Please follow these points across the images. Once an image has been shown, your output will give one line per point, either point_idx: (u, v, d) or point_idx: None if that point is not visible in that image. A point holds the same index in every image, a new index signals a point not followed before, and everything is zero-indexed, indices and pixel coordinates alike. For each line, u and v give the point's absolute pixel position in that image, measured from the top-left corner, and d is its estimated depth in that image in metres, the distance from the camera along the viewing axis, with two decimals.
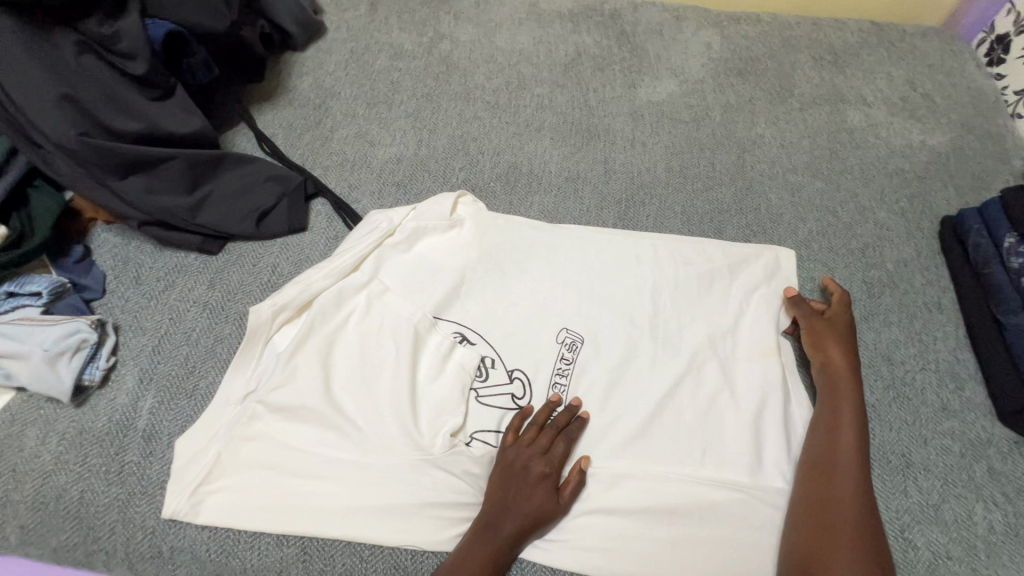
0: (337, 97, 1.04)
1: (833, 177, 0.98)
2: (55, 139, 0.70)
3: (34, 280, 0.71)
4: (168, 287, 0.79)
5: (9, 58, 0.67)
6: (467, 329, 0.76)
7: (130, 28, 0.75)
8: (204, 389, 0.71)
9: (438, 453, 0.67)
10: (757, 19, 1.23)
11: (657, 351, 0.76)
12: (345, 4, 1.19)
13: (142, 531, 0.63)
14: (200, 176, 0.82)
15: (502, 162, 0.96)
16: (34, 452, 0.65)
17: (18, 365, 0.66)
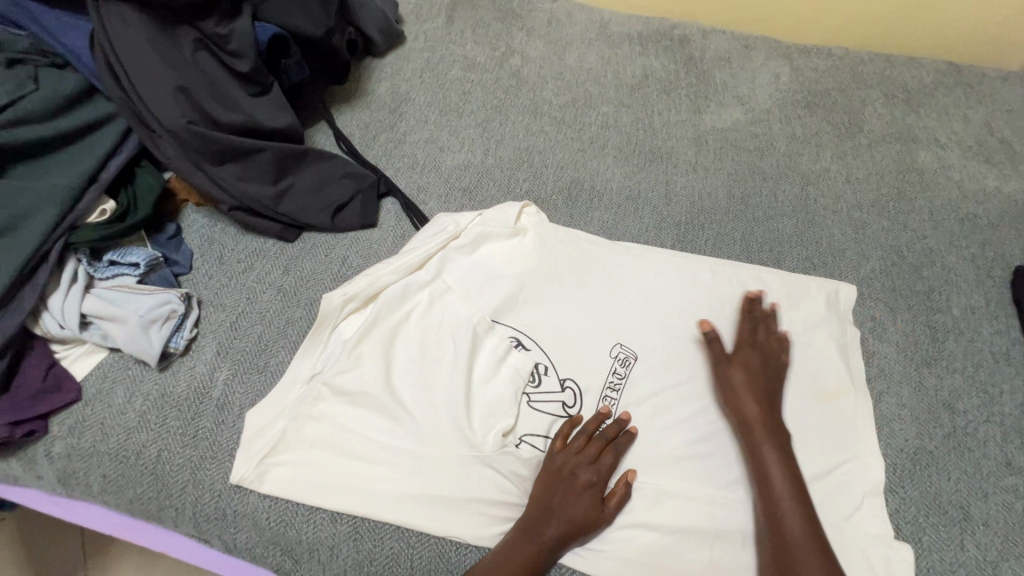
0: (412, 103, 1.09)
1: (900, 216, 0.96)
2: (167, 126, 0.77)
3: (134, 252, 0.78)
4: (247, 268, 0.84)
5: (137, 52, 0.75)
6: (523, 335, 0.79)
7: (241, 28, 0.81)
8: (274, 366, 0.76)
9: (489, 451, 0.69)
10: (829, 53, 1.22)
11: (711, 374, 0.77)
12: (425, 16, 1.25)
13: (210, 493, 0.67)
14: (285, 169, 0.87)
15: (566, 177, 0.99)
16: (121, 409, 0.71)
17: (114, 327, 0.72)
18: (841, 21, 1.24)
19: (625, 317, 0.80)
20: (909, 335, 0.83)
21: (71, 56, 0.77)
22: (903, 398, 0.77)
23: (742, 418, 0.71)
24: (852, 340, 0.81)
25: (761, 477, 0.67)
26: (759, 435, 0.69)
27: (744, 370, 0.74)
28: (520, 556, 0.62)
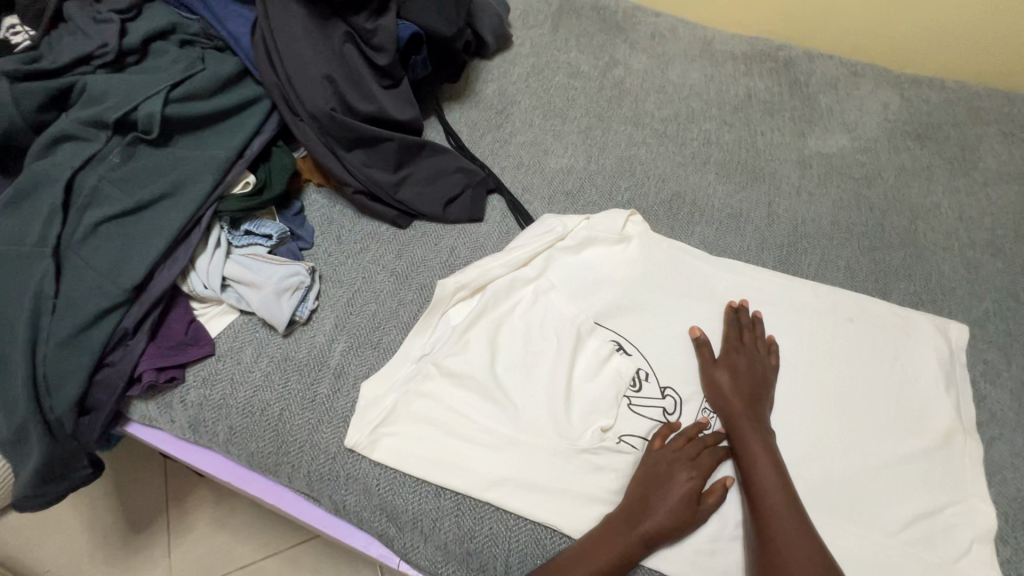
0: (517, 105, 1.12)
1: (1017, 259, 0.92)
2: (312, 111, 0.83)
3: (267, 224, 0.84)
4: (363, 249, 0.89)
5: (295, 41, 0.82)
6: (625, 340, 0.81)
7: (386, 25, 0.85)
8: (386, 343, 0.80)
9: (588, 446, 0.71)
10: (943, 84, 1.18)
11: (813, 398, 0.76)
12: (531, 22, 1.29)
13: (325, 454, 0.72)
14: (404, 159, 0.92)
15: (667, 189, 1.00)
16: (249, 367, 0.77)
17: (249, 292, 0.78)
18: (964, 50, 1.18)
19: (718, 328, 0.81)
20: None
21: (232, 41, 0.84)
22: (1017, 447, 0.74)
23: (726, 415, 0.73)
24: (965, 379, 0.79)
25: (745, 474, 0.68)
26: (746, 433, 0.71)
27: (728, 371, 0.76)
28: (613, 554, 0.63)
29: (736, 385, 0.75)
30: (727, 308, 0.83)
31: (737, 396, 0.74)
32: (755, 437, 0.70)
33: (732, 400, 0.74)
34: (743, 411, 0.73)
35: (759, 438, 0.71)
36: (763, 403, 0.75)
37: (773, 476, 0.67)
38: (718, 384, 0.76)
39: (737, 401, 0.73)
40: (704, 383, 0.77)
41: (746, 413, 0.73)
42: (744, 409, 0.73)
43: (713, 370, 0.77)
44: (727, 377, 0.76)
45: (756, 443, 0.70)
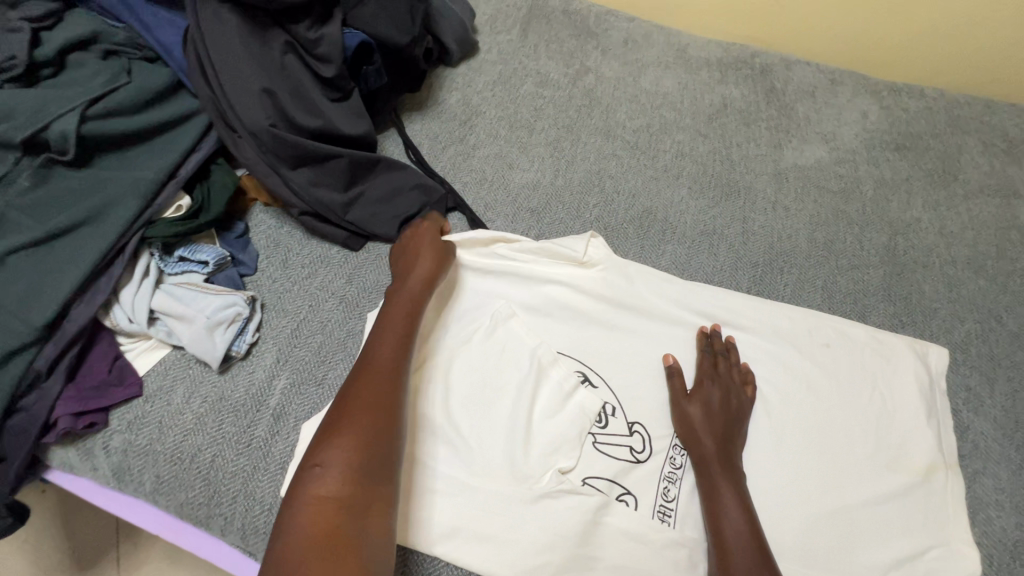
0: (482, 116, 1.07)
1: (999, 277, 0.89)
2: (250, 127, 0.76)
3: (204, 250, 0.77)
4: (311, 274, 0.83)
5: (229, 52, 0.75)
6: (590, 371, 0.75)
7: (331, 34, 0.80)
8: (332, 379, 0.74)
9: (546, 490, 0.65)
10: (922, 92, 1.14)
11: (787, 433, 0.72)
12: (499, 28, 1.23)
13: (261, 505, 0.66)
14: (356, 176, 0.86)
15: (637, 205, 0.95)
16: (179, 409, 0.70)
17: (180, 326, 0.72)
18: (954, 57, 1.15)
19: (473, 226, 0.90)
20: (1008, 411, 0.76)
21: (164, 52, 0.78)
22: (1000, 481, 0.70)
23: (698, 455, 0.69)
24: (947, 409, 0.75)
25: (714, 524, 0.63)
26: (717, 476, 0.66)
27: (700, 406, 0.71)
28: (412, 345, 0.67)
29: (709, 422, 0.70)
30: (699, 332, 0.78)
31: (709, 436, 0.69)
32: (728, 482, 0.66)
33: (705, 438, 0.69)
34: (715, 451, 0.68)
35: (731, 481, 0.66)
36: (735, 442, 0.70)
37: (744, 524, 0.62)
38: (690, 420, 0.71)
39: (708, 440, 0.69)
40: (675, 418, 0.72)
41: (717, 452, 0.68)
42: (716, 446, 0.68)
43: (686, 405, 0.72)
44: (699, 412, 0.71)
45: (728, 488, 0.65)
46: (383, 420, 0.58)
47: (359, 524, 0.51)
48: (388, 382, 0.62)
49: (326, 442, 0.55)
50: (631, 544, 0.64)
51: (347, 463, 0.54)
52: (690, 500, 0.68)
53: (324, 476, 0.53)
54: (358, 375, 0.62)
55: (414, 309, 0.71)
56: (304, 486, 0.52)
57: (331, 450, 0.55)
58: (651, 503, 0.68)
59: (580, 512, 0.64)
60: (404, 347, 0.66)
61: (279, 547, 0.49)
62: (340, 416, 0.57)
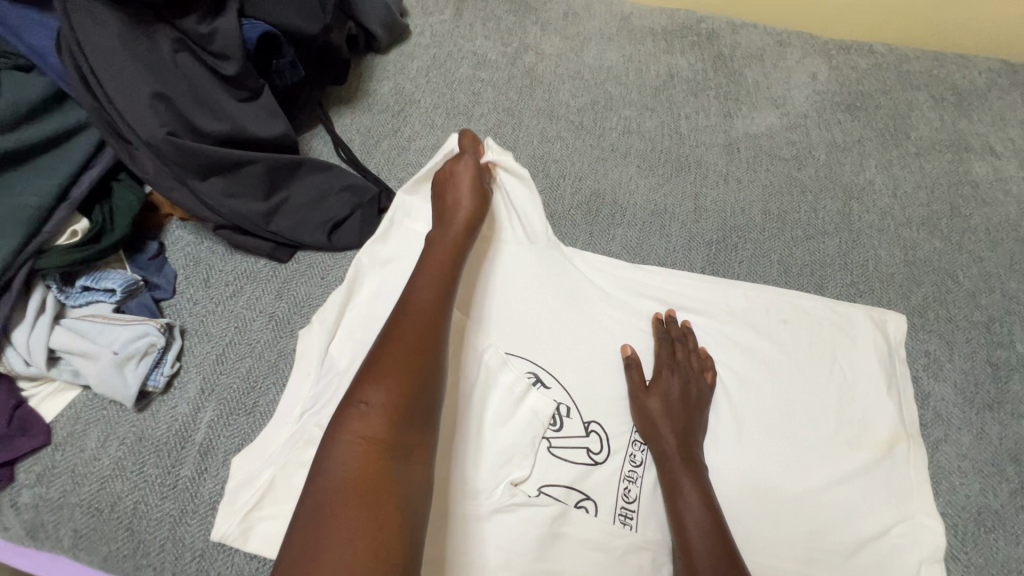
0: (416, 104, 1.00)
1: (954, 236, 0.87)
2: (144, 137, 0.69)
3: (110, 276, 0.70)
4: (236, 293, 0.76)
5: (109, 55, 0.67)
6: (542, 371, 0.71)
7: (225, 27, 0.73)
8: (264, 406, 0.69)
9: (497, 506, 0.61)
10: (870, 49, 1.11)
11: (751, 419, 0.69)
12: (430, 7, 1.15)
13: (192, 552, 0.61)
14: (277, 181, 0.79)
15: (585, 189, 0.91)
16: (94, 455, 0.64)
17: (86, 364, 0.66)
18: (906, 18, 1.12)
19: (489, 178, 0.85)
20: (967, 373, 0.74)
21: (38, 60, 0.70)
22: (963, 448, 0.69)
23: (659, 450, 0.65)
24: (906, 378, 0.73)
25: (678, 525, 0.60)
26: (678, 473, 0.63)
27: (660, 398, 0.67)
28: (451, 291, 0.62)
29: (669, 417, 0.66)
30: (655, 318, 0.74)
31: (670, 430, 0.66)
32: (691, 478, 0.63)
33: (666, 434, 0.66)
34: (676, 447, 0.65)
35: (693, 476, 0.63)
36: (697, 433, 0.67)
37: (709, 521, 0.59)
38: (649, 414, 0.67)
39: (669, 434, 0.65)
40: (633, 413, 0.68)
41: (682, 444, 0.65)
42: (684, 430, 0.66)
43: (645, 398, 0.68)
44: (658, 405, 0.67)
45: (691, 485, 0.62)
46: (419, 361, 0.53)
47: (400, 465, 0.47)
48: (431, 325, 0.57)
49: (369, 376, 0.51)
50: (592, 552, 0.60)
51: (392, 400, 0.49)
52: (652, 500, 0.65)
53: (368, 414, 0.48)
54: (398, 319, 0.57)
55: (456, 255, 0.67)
56: (348, 421, 0.48)
57: (376, 387, 0.50)
58: (611, 506, 0.65)
59: (535, 525, 0.60)
60: (445, 289, 0.62)
61: (318, 483, 0.45)
62: (384, 349, 0.53)
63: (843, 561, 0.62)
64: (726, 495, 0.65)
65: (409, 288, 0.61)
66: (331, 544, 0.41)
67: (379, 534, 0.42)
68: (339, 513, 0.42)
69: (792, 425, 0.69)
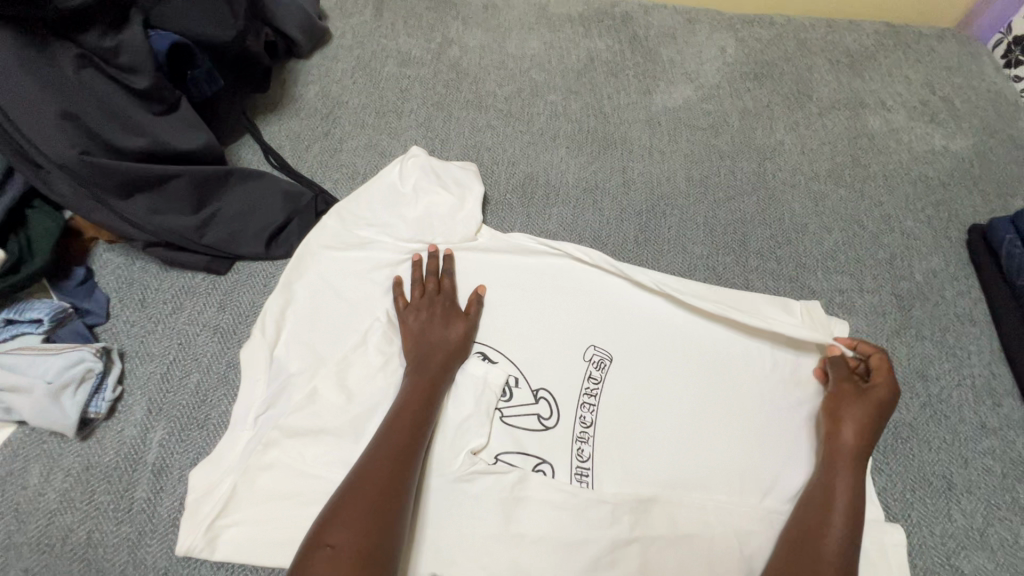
0: (345, 106, 1.00)
1: (857, 185, 0.95)
2: (56, 159, 0.66)
3: (35, 307, 0.68)
4: (175, 309, 0.75)
5: (6, 75, 0.64)
6: (489, 347, 0.74)
7: (131, 40, 0.71)
8: (217, 418, 0.68)
9: (457, 474, 0.64)
10: (771, 21, 1.19)
11: (688, 368, 0.73)
12: (349, 9, 1.15)
13: (155, 572, 0.59)
14: (205, 194, 0.78)
15: (519, 173, 0.94)
16: (38, 490, 0.62)
17: (18, 398, 0.63)
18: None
19: (427, 167, 0.86)
20: (877, 306, 0.82)
21: None
22: None
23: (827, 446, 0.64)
24: (836, 318, 0.78)
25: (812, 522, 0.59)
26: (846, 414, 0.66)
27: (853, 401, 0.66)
28: (431, 408, 0.65)
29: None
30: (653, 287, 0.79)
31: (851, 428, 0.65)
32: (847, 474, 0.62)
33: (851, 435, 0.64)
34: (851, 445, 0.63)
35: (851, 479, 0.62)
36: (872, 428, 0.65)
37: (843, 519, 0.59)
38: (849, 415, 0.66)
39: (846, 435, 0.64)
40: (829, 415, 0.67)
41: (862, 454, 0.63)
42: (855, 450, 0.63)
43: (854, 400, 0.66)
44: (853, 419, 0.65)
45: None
46: (386, 491, 0.56)
47: None
48: (405, 449, 0.61)
49: (341, 513, 0.54)
50: (553, 512, 0.63)
51: (356, 546, 0.52)
52: (605, 456, 0.68)
53: (335, 556, 0.51)
54: (380, 444, 0.61)
55: (444, 366, 0.69)
56: (313, 570, 0.50)
57: (341, 528, 0.53)
58: (567, 467, 0.67)
59: (493, 492, 0.63)
60: (430, 403, 0.66)
61: None
62: (381, 478, 0.57)
63: (781, 485, 0.67)
64: (672, 441, 0.69)
65: (398, 416, 0.63)
66: None
67: None
68: None
69: (733, 370, 0.73)
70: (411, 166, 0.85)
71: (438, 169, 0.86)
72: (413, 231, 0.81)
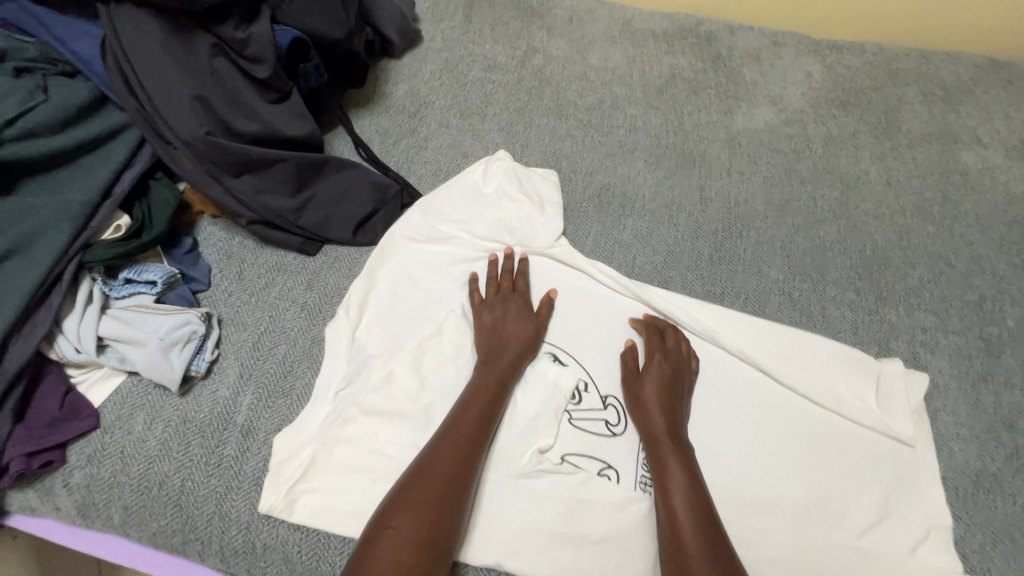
0: (432, 106, 1.05)
1: (946, 222, 0.92)
2: (184, 137, 0.73)
3: (151, 269, 0.74)
4: (268, 284, 0.80)
5: (151, 59, 0.71)
6: (561, 350, 0.76)
7: (259, 31, 0.77)
8: (300, 389, 0.72)
9: (525, 469, 0.66)
10: (862, 48, 1.16)
11: (754, 394, 0.74)
12: (441, 14, 1.20)
13: (238, 525, 0.64)
14: (305, 180, 0.83)
15: (596, 183, 0.95)
16: (141, 437, 0.68)
17: (132, 350, 0.69)
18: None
19: (509, 171, 0.89)
20: (962, 348, 0.79)
21: (81, 64, 0.74)
22: (960, 416, 0.73)
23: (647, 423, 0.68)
24: (914, 371, 0.76)
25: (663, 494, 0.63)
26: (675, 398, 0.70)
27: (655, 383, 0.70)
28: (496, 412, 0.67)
29: (662, 400, 0.69)
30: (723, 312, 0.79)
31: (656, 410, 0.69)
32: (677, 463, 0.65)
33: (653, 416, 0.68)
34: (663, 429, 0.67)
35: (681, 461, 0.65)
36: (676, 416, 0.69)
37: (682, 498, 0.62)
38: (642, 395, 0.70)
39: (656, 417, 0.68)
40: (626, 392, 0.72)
41: (659, 435, 0.67)
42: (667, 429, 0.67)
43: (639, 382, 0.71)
44: (652, 398, 0.70)
45: (677, 466, 0.65)
46: (449, 489, 0.59)
47: None
48: (471, 449, 0.62)
49: (405, 500, 0.57)
50: (617, 516, 0.64)
51: (415, 533, 0.55)
52: None
53: (396, 540, 0.54)
54: (446, 438, 0.63)
55: (510, 365, 0.71)
56: (380, 547, 0.54)
57: (404, 514, 0.56)
58: (633, 474, 0.67)
59: (560, 491, 0.65)
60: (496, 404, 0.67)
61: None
62: (442, 471, 0.60)
63: (847, 520, 0.66)
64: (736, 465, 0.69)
65: (460, 413, 0.65)
66: None
67: None
68: None
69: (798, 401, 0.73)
70: (495, 170, 0.89)
71: (520, 174, 0.89)
72: (493, 232, 0.84)
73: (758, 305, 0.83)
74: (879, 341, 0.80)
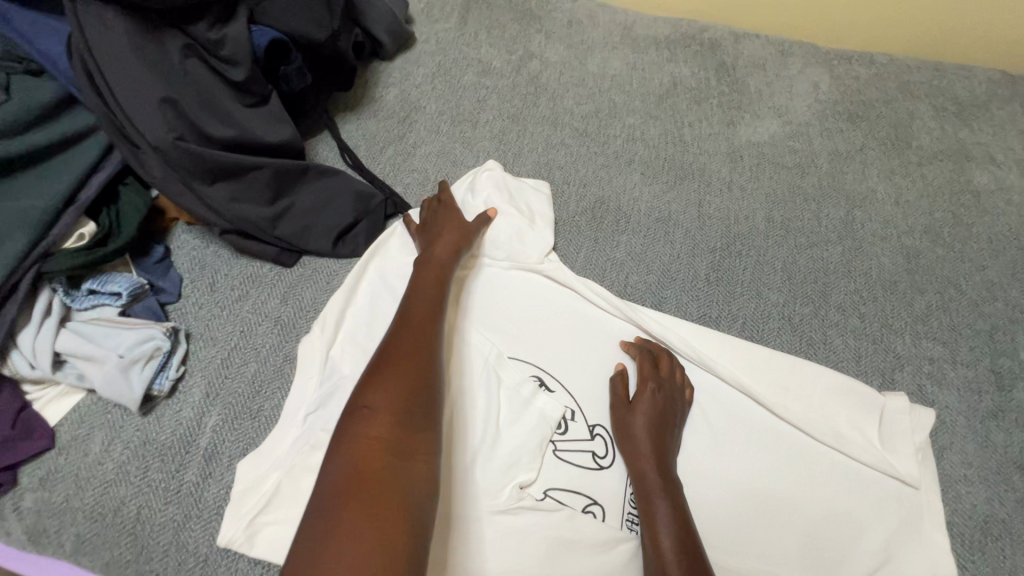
0: (422, 111, 1.01)
1: (957, 245, 0.87)
2: (153, 142, 0.69)
3: (116, 280, 0.70)
4: (241, 297, 0.77)
5: (119, 59, 0.68)
6: (547, 375, 0.72)
7: (234, 32, 0.74)
8: (268, 411, 0.68)
9: (504, 506, 0.62)
10: (872, 59, 1.12)
11: (751, 428, 0.69)
12: (435, 15, 1.16)
13: (195, 557, 0.60)
14: (283, 188, 0.79)
15: (590, 196, 0.91)
16: (98, 459, 0.64)
17: (92, 367, 0.65)
18: (903, 6, 1.09)
19: (498, 182, 0.85)
20: (972, 381, 0.74)
21: (47, 63, 0.70)
22: (968, 456, 0.69)
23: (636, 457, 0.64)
24: (920, 405, 0.71)
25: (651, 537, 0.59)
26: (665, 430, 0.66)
27: (645, 415, 0.66)
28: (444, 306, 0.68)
29: (653, 432, 0.65)
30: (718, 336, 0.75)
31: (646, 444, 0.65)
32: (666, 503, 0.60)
33: (644, 451, 0.64)
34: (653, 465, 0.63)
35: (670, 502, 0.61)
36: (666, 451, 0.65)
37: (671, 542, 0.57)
38: (631, 428, 0.66)
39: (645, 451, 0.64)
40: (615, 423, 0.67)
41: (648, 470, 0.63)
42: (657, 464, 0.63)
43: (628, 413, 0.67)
44: (642, 431, 0.65)
45: (666, 505, 0.60)
46: (414, 363, 0.58)
47: (405, 464, 0.50)
48: (423, 329, 0.62)
49: (374, 381, 0.55)
50: (601, 557, 0.60)
51: (391, 411, 0.53)
52: None
53: (373, 417, 0.52)
54: (399, 326, 0.63)
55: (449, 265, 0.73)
56: (352, 429, 0.52)
57: (376, 394, 0.54)
58: (619, 511, 0.64)
59: (541, 530, 0.61)
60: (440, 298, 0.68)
61: (324, 484, 0.49)
62: (399, 351, 0.59)
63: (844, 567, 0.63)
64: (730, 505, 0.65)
65: (406, 307, 0.66)
66: (343, 539, 0.44)
67: (382, 521, 0.45)
68: (352, 501, 0.46)
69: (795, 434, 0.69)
70: (485, 180, 0.85)
71: (511, 186, 0.86)
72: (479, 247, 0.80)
73: (756, 330, 0.79)
74: (883, 371, 0.75)
